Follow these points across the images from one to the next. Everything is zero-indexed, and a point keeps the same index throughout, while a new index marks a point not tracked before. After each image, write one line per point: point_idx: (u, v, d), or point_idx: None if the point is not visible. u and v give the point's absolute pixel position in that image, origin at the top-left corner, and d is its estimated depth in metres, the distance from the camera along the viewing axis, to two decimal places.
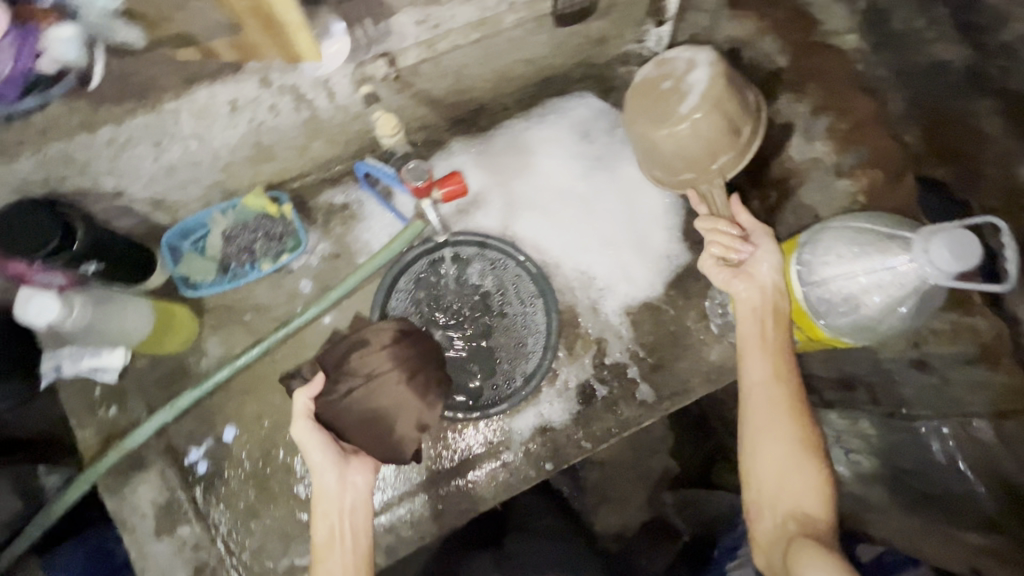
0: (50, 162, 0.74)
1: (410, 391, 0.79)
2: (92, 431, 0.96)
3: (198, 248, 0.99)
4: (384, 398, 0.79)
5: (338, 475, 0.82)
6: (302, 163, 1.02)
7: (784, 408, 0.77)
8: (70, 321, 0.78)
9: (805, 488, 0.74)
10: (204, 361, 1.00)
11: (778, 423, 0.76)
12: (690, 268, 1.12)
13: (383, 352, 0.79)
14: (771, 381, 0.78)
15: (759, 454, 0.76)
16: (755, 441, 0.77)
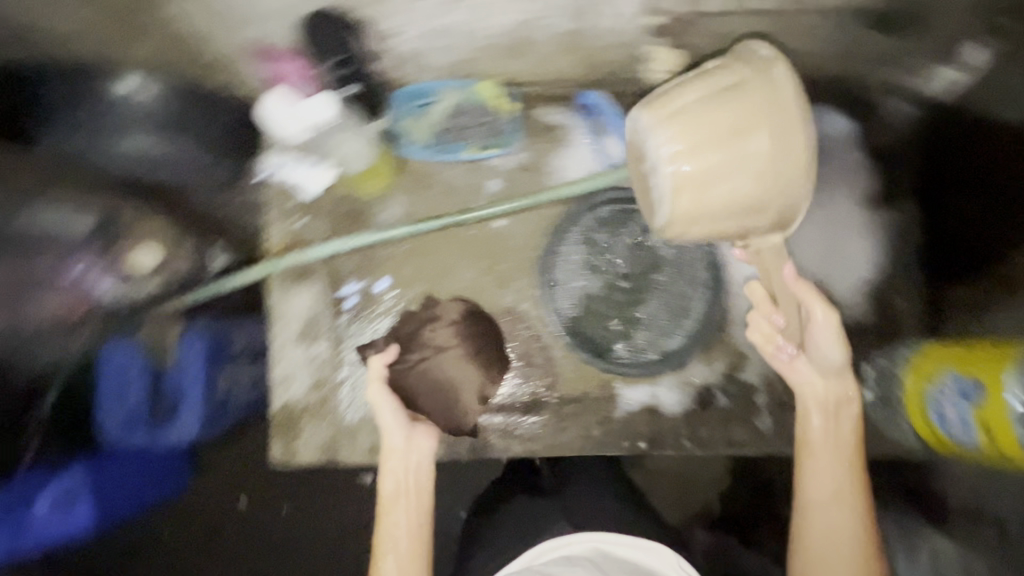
0: None
1: (473, 364, 0.97)
2: (279, 231, 1.08)
3: (417, 110, 1.03)
4: (449, 372, 0.94)
5: (405, 433, 0.88)
6: (544, 71, 1.04)
7: (852, 498, 0.81)
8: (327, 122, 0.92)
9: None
10: (384, 213, 1.06)
11: (842, 512, 0.80)
12: (860, 324, 1.07)
13: (452, 326, 0.98)
14: (840, 471, 0.82)
15: (816, 534, 0.80)
16: (815, 522, 0.80)
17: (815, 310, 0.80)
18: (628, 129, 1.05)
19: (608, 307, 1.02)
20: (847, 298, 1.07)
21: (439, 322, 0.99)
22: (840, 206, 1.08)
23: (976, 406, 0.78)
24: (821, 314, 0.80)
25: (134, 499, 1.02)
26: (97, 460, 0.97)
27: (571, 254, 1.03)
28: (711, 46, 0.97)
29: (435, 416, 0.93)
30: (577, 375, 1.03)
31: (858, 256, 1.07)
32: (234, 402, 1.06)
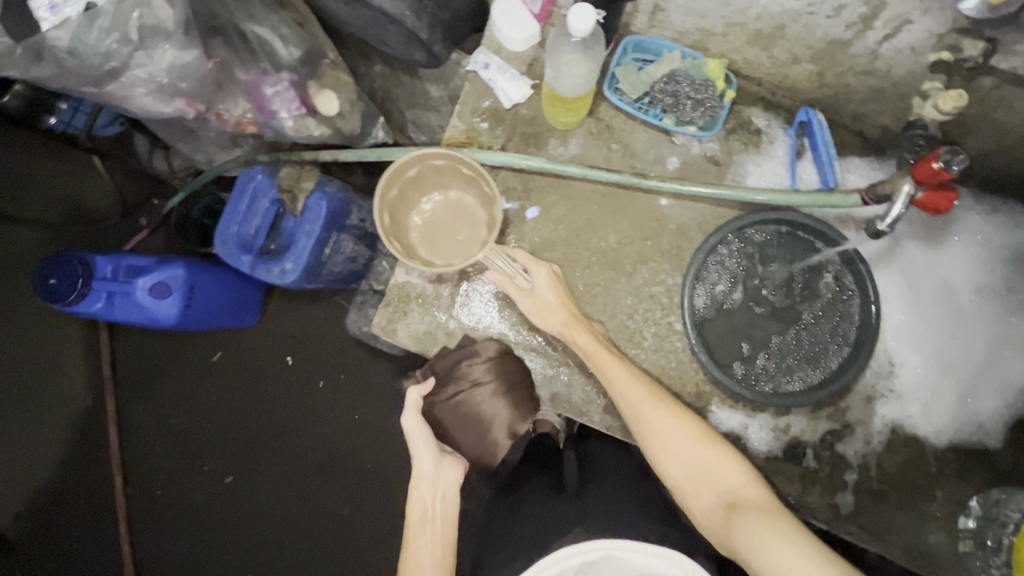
0: None
1: (505, 403, 1.00)
2: (461, 124, 1.05)
3: (637, 65, 1.02)
4: (485, 406, 0.99)
5: (434, 463, 0.91)
6: (773, 71, 0.99)
7: (652, 408, 0.86)
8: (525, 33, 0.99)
9: (719, 471, 0.82)
10: (560, 148, 1.05)
11: (660, 420, 0.85)
12: (989, 454, 0.98)
13: (487, 363, 0.99)
14: (638, 399, 0.87)
15: (666, 453, 0.84)
16: (659, 446, 0.85)
17: (539, 316, 0.95)
18: (834, 159, 1.00)
19: (743, 323, 0.99)
20: (988, 420, 0.99)
21: (474, 359, 1.00)
22: (1016, 325, 1.00)
23: None
24: (560, 320, 0.94)
25: (213, 308, 1.28)
26: (203, 265, 1.22)
27: (728, 258, 0.99)
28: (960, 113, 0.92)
29: (463, 446, 0.99)
30: (680, 374, 1.01)
31: (1014, 383, 0.99)
32: (331, 262, 1.26)
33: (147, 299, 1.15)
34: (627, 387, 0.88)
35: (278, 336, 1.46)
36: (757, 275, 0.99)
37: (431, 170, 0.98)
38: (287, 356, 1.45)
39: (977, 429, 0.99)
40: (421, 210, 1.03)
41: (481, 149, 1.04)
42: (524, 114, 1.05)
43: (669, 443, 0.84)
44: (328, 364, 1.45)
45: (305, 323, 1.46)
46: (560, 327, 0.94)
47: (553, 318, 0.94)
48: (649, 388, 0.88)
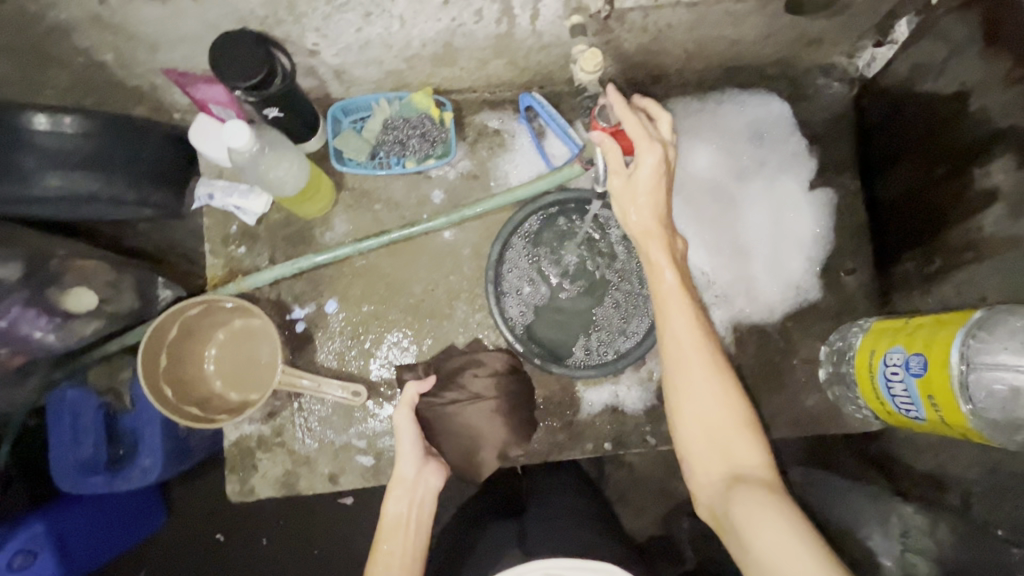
0: (248, 16, 0.79)
1: (501, 422, 0.96)
2: (220, 260, 1.02)
3: (355, 128, 1.02)
4: (479, 423, 0.95)
5: (418, 467, 0.87)
6: (475, 78, 1.02)
7: (700, 364, 0.76)
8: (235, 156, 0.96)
9: (741, 454, 0.72)
10: (329, 233, 1.03)
11: (702, 386, 0.75)
12: (818, 306, 1.07)
13: (491, 378, 0.97)
14: (683, 347, 0.77)
15: (689, 402, 0.75)
16: (683, 399, 0.76)
17: (622, 199, 0.82)
18: (569, 128, 1.04)
19: (562, 309, 1.01)
20: (801, 280, 1.08)
21: (482, 370, 0.98)
22: (782, 189, 1.10)
23: (917, 375, 0.79)
24: (636, 218, 0.81)
25: (94, 537, 1.16)
26: (61, 505, 1.10)
27: (520, 258, 1.02)
28: (640, 44, 0.98)
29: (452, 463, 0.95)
30: (538, 379, 1.02)
31: (805, 238, 1.09)
32: (195, 431, 1.20)
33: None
34: (682, 331, 0.78)
35: (195, 521, 1.35)
36: (554, 262, 1.02)
37: (194, 319, 0.94)
38: (216, 534, 1.34)
39: (797, 292, 1.08)
40: (212, 355, 0.99)
41: (248, 275, 1.00)
42: (277, 219, 1.02)
43: (697, 392, 0.75)
44: (242, 530, 1.35)
45: (215, 496, 1.34)
46: (635, 227, 0.82)
47: (634, 213, 0.81)
48: (705, 341, 0.78)
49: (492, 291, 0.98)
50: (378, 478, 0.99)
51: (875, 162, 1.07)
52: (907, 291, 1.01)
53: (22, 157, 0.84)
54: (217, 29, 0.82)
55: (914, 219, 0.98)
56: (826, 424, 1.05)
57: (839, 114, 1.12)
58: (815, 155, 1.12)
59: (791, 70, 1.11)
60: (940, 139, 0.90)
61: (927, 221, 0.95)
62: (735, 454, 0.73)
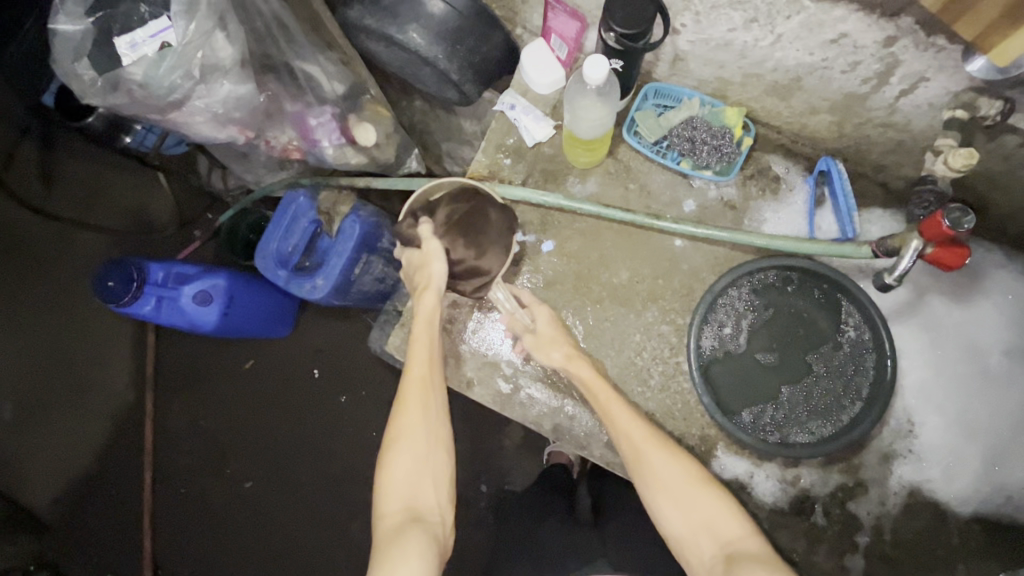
0: None
1: (480, 248, 0.95)
2: (483, 160, 1.11)
3: (656, 111, 1.06)
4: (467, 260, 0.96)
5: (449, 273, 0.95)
6: (792, 120, 1.00)
7: (656, 453, 0.85)
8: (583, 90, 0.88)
9: (725, 524, 0.79)
10: (578, 186, 1.10)
11: (665, 470, 0.83)
12: (1018, 529, 0.93)
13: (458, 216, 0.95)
14: (640, 448, 0.86)
15: (656, 489, 0.83)
16: (653, 484, 0.83)
17: (541, 350, 0.96)
18: (853, 211, 1.01)
19: (752, 366, 0.98)
20: (1017, 492, 0.93)
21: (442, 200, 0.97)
22: None
23: None
24: (560, 356, 0.95)
25: (249, 314, 1.36)
26: (243, 276, 1.31)
27: (739, 302, 0.99)
28: (986, 169, 0.90)
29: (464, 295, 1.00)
30: (683, 416, 1.00)
31: None
32: (362, 281, 1.36)
33: (190, 306, 1.24)
34: (636, 436, 0.87)
35: (308, 351, 1.53)
36: (771, 323, 0.99)
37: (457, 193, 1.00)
38: (314, 371, 1.52)
39: (1004, 501, 0.93)
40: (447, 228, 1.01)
41: (502, 184, 1.09)
42: (545, 151, 1.10)
43: (659, 476, 0.83)
44: (354, 379, 1.52)
45: (336, 341, 1.53)
46: (562, 364, 0.94)
47: (555, 355, 0.95)
48: (654, 435, 0.87)
49: (699, 315, 0.97)
50: (503, 407, 1.04)
51: None
52: None
53: None
54: None
55: None
56: None
57: None
58: None
59: None
60: None
61: None
62: (706, 518, 0.79)
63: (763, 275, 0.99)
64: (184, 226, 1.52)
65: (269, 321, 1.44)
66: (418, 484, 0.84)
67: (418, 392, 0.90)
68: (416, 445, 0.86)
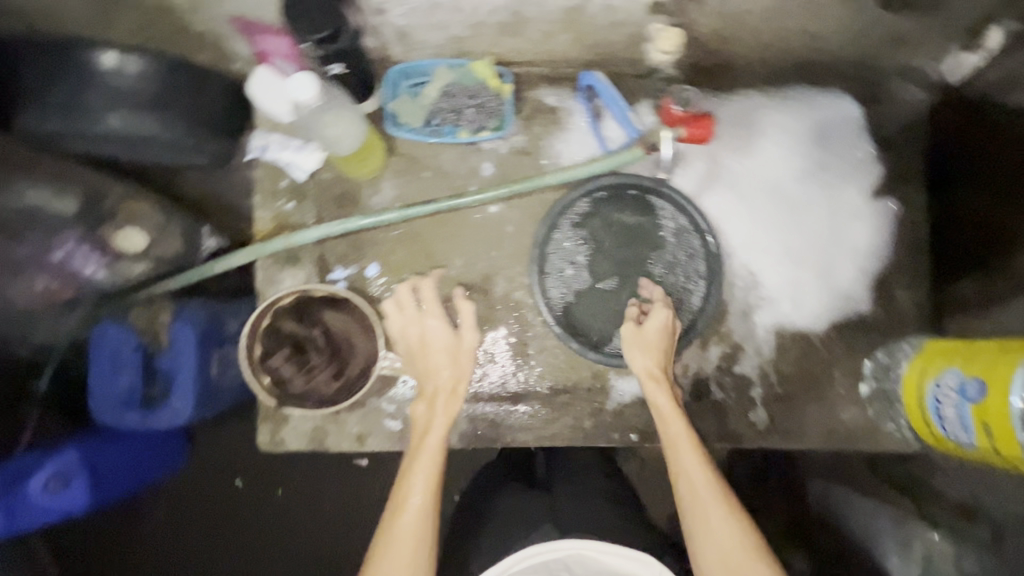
0: None
1: (349, 327, 0.91)
2: (267, 213, 1.02)
3: (413, 92, 1.01)
4: (343, 341, 0.90)
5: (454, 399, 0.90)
6: (537, 50, 0.99)
7: (714, 503, 0.79)
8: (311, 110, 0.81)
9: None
10: (376, 197, 1.03)
11: (716, 517, 0.78)
12: (866, 319, 1.04)
13: (315, 313, 0.90)
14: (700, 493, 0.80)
15: (704, 527, 0.78)
16: (703, 530, 0.78)
17: (633, 345, 0.93)
18: (628, 111, 1.01)
19: (603, 292, 1.00)
20: (852, 291, 1.04)
21: (293, 315, 0.90)
22: (844, 195, 1.06)
23: (975, 399, 0.75)
24: (647, 364, 0.91)
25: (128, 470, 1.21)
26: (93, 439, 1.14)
27: (566, 239, 1.00)
28: (713, 28, 0.95)
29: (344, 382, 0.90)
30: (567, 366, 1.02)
31: (863, 248, 1.05)
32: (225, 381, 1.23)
33: (47, 500, 1.06)
34: (697, 477, 0.82)
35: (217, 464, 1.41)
36: (601, 247, 1.00)
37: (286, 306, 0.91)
38: (236, 480, 1.45)
39: (847, 302, 1.04)
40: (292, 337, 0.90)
41: (295, 231, 1.00)
42: (326, 178, 1.02)
43: (709, 524, 0.78)
44: (279, 473, 1.45)
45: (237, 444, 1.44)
46: (644, 374, 0.91)
47: (640, 358, 0.92)
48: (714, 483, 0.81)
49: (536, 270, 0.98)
50: (404, 443, 0.99)
51: (947, 177, 1.03)
52: (965, 311, 0.98)
53: (91, 94, 0.86)
54: None
55: (983, 241, 0.95)
56: (859, 439, 1.03)
57: (910, 121, 1.08)
58: (882, 159, 1.07)
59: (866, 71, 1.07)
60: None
61: (997, 242, 0.92)
62: None
63: (579, 205, 1.01)
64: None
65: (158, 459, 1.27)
66: None
67: (412, 526, 0.77)
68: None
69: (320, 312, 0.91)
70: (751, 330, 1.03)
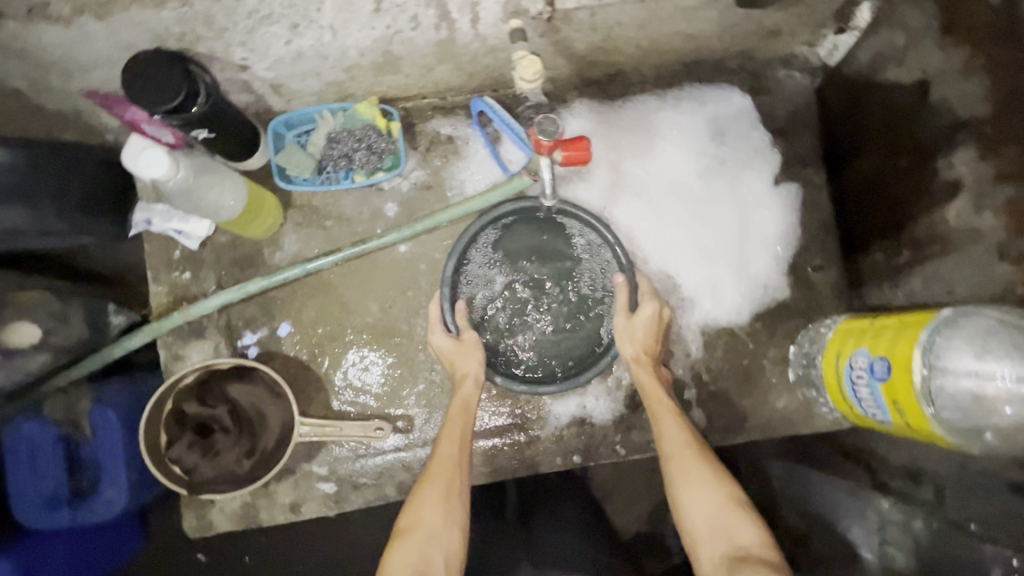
0: (161, 37, 0.74)
1: (256, 402, 0.86)
2: (163, 288, 0.97)
3: (300, 142, 0.97)
4: (251, 417, 0.85)
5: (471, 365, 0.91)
6: (422, 84, 0.98)
7: (702, 479, 0.83)
8: (174, 182, 0.76)
9: (740, 534, 0.77)
10: (278, 254, 0.99)
11: (695, 475, 0.83)
12: (787, 305, 1.06)
13: (219, 391, 0.85)
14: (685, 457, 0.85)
15: (684, 487, 0.83)
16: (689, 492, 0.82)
17: (619, 334, 0.94)
18: (522, 132, 0.95)
19: (520, 315, 1.00)
20: (769, 279, 1.06)
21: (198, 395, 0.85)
22: (747, 186, 1.07)
23: (885, 377, 0.75)
24: (632, 350, 0.93)
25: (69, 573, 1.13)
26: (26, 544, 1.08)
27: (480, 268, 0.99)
28: (591, 42, 0.95)
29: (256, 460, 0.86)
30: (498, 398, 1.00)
31: (773, 235, 1.07)
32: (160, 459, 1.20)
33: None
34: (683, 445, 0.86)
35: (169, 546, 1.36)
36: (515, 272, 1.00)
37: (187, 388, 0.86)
38: (198, 554, 1.36)
39: (765, 290, 1.06)
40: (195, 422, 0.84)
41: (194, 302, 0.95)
42: (222, 241, 0.98)
43: (693, 485, 0.82)
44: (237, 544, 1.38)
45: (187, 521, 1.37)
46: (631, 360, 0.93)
47: (628, 343, 0.93)
48: (695, 446, 0.86)
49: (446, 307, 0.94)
50: (342, 505, 0.95)
51: (839, 155, 1.06)
52: (877, 283, 1.01)
53: None
54: (131, 51, 0.76)
55: (880, 214, 0.98)
56: (798, 424, 1.04)
57: (800, 105, 1.10)
58: (779, 146, 1.09)
59: (752, 63, 1.09)
60: (903, 128, 0.89)
61: (893, 215, 0.95)
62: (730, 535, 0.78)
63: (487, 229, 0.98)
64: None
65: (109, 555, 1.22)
66: None
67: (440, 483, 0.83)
68: (425, 532, 0.79)
69: (222, 390, 0.85)
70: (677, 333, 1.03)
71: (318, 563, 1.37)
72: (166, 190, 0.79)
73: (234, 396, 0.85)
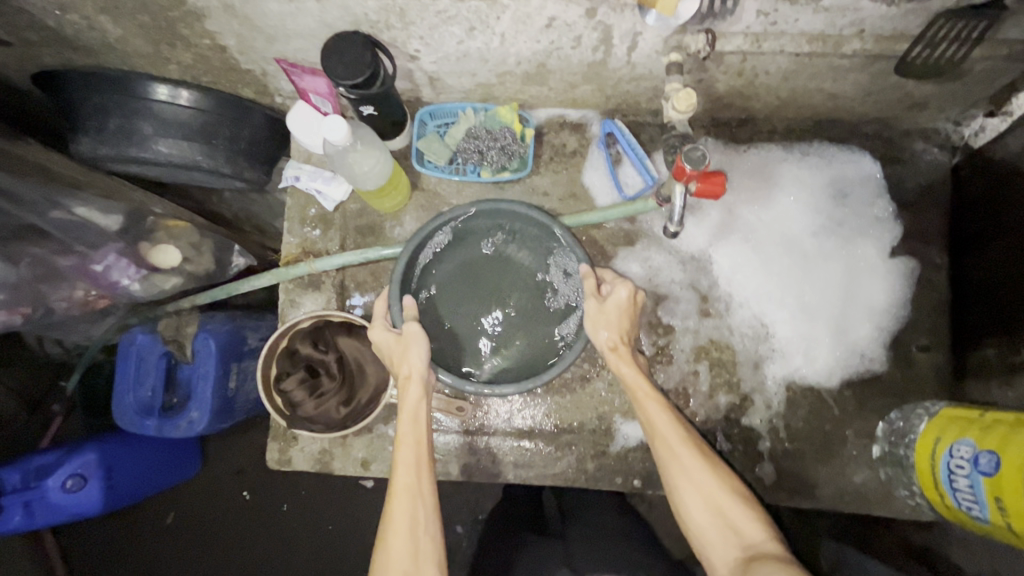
0: (358, 21, 0.84)
1: (363, 356, 0.94)
2: (294, 239, 1.07)
3: (439, 132, 1.06)
4: (355, 367, 0.94)
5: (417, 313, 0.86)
6: (562, 98, 1.04)
7: (695, 464, 0.80)
8: (342, 147, 0.85)
9: (747, 532, 0.75)
10: (398, 229, 1.07)
11: (695, 472, 0.79)
12: (881, 379, 1.03)
13: (333, 338, 0.94)
14: (674, 451, 0.81)
15: (687, 486, 0.79)
16: (681, 486, 0.79)
17: (592, 323, 0.88)
18: (645, 159, 1.04)
19: (463, 317, 1.00)
20: (867, 348, 1.03)
21: (313, 340, 0.93)
22: (860, 252, 1.05)
23: (993, 470, 0.73)
24: (608, 338, 0.88)
25: (140, 477, 1.26)
26: (112, 441, 1.22)
27: (430, 269, 0.99)
28: (732, 86, 0.97)
29: (350, 411, 0.93)
30: (574, 405, 1.02)
31: (878, 306, 1.04)
32: (241, 393, 1.26)
33: (64, 497, 1.14)
34: (670, 435, 0.82)
35: (231, 475, 1.48)
36: (461, 278, 1.01)
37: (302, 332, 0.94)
38: (244, 492, 1.48)
39: (860, 360, 1.03)
40: (305, 365, 0.93)
41: (319, 257, 1.05)
42: (352, 208, 1.08)
43: (693, 482, 0.78)
44: (289, 487, 1.48)
45: (251, 456, 1.48)
46: (605, 348, 0.88)
47: (605, 331, 0.88)
48: (687, 436, 0.82)
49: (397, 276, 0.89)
50: None
51: (967, 239, 1.03)
52: (984, 379, 0.96)
53: (141, 124, 0.93)
54: (329, 28, 0.86)
55: (1003, 306, 0.94)
56: (872, 503, 1.00)
57: (932, 182, 1.08)
58: (901, 218, 1.07)
59: (888, 131, 1.08)
60: None
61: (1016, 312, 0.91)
62: (733, 527, 0.76)
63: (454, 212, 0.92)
64: (37, 409, 1.36)
65: (179, 465, 1.38)
66: (416, 524, 0.77)
67: (415, 410, 0.84)
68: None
69: (335, 340, 0.94)
70: (761, 382, 1.02)
71: (354, 522, 1.46)
72: (330, 153, 0.89)
73: (347, 343, 0.94)
